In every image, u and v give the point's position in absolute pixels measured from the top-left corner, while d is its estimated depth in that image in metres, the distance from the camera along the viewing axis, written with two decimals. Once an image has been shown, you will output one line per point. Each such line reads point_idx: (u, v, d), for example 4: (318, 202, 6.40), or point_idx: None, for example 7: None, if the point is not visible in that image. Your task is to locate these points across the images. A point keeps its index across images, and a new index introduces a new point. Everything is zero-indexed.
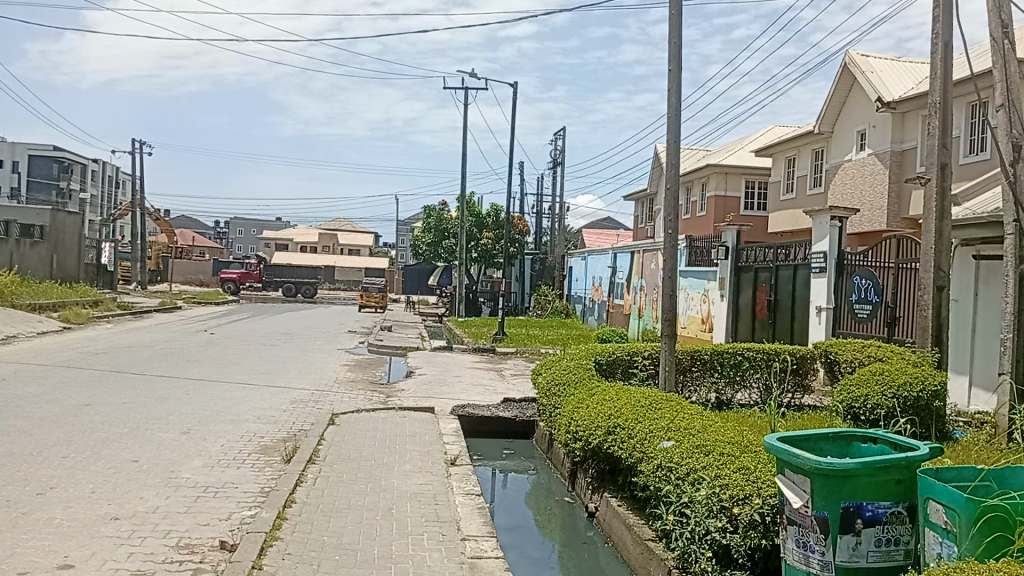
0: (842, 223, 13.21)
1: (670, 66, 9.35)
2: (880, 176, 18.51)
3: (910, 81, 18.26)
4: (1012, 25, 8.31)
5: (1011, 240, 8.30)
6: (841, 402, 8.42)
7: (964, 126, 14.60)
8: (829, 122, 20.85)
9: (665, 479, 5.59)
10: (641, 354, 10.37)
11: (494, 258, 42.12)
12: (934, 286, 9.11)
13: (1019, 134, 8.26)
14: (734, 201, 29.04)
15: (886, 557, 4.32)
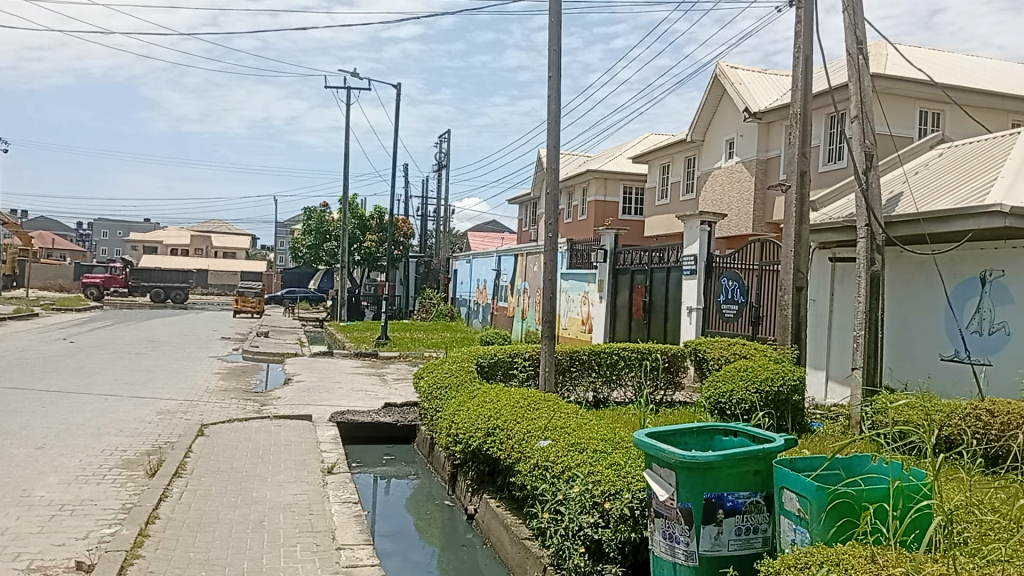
0: (711, 227, 13.82)
1: (550, 72, 9.51)
2: (745, 183, 19.53)
3: (774, 93, 19.37)
4: (866, 43, 8.97)
5: (862, 243, 8.93)
6: (709, 398, 8.87)
7: (823, 135, 15.61)
8: (701, 130, 21.84)
9: (542, 479, 5.68)
10: (522, 356, 10.49)
11: (378, 261, 41.55)
12: (793, 287, 9.70)
13: (871, 145, 8.87)
14: (612, 205, 29.90)
15: (746, 545, 4.53)
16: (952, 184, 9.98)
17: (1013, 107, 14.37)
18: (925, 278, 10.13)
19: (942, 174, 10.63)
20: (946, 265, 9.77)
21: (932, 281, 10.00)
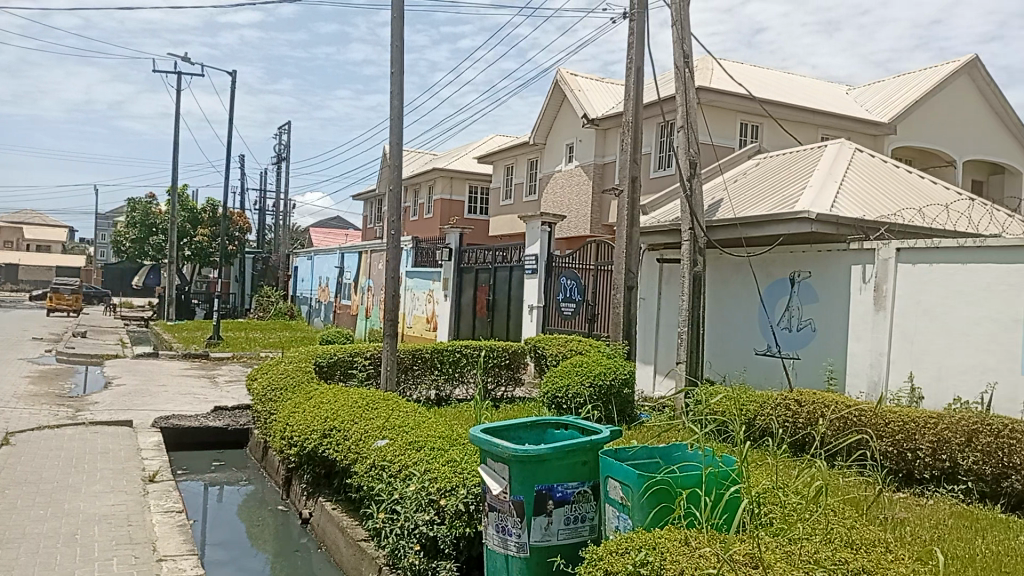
0: (550, 228, 14.26)
1: (392, 69, 9.44)
2: (584, 186, 20.31)
3: (611, 101, 20.26)
4: (692, 57, 9.59)
5: (688, 246, 9.57)
6: (547, 393, 9.18)
7: (654, 144, 16.51)
8: (543, 134, 22.50)
9: (378, 479, 5.64)
10: (362, 355, 10.35)
11: (211, 256, 39.38)
12: (625, 286, 10.22)
13: (695, 153, 9.49)
14: (458, 204, 30.11)
15: (574, 533, 4.72)
16: (766, 192, 10.89)
17: (820, 122, 15.87)
18: (742, 279, 10.98)
19: (757, 182, 11.56)
20: (760, 267, 10.64)
21: (748, 282, 10.86)
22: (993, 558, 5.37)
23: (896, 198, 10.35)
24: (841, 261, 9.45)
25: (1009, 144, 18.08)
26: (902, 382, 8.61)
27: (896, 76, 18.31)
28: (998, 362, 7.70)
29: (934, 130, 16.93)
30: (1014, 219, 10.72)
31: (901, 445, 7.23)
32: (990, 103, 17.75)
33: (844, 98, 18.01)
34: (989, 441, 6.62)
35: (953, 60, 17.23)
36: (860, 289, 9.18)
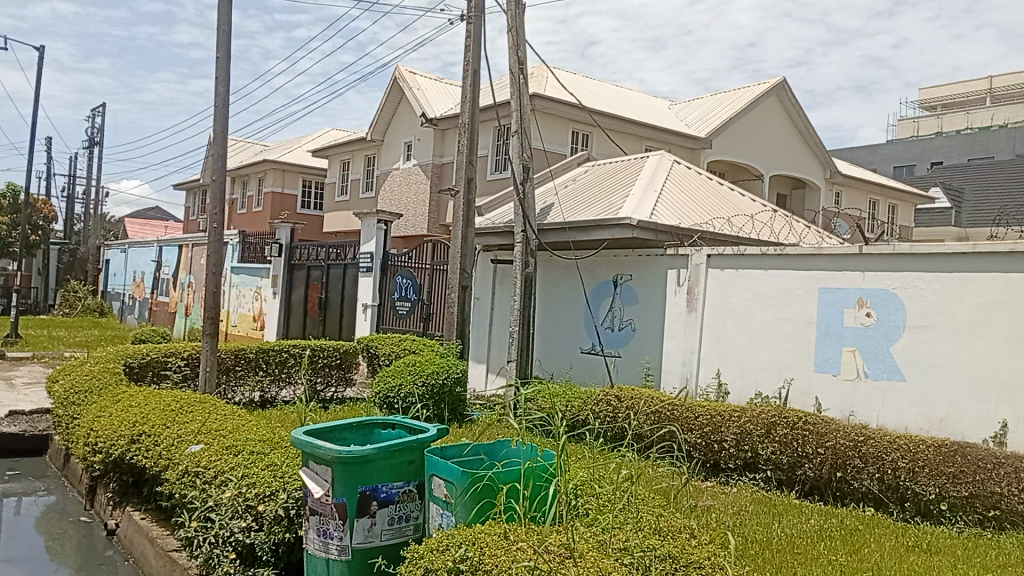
0: (386, 226, 14.13)
1: (219, 54, 8.97)
2: (421, 185, 20.30)
3: (449, 101, 20.38)
4: (526, 64, 9.86)
5: (520, 247, 9.83)
6: (378, 393, 9.10)
7: (491, 146, 16.79)
8: (380, 131, 22.26)
9: (191, 485, 5.34)
10: (179, 355, 9.76)
11: (7, 246, 35.50)
12: (459, 286, 10.36)
13: (528, 157, 9.76)
14: (290, 198, 29.10)
15: (397, 533, 4.71)
16: (595, 197, 11.40)
17: (646, 134, 16.83)
18: (570, 280, 11.44)
19: (587, 188, 12.07)
20: (586, 268, 11.13)
21: (576, 283, 11.32)
22: (787, 540, 5.93)
23: (709, 208, 11.18)
24: (659, 265, 10.07)
25: (808, 161, 20.07)
26: (710, 378, 9.33)
27: (714, 93, 19.75)
28: (794, 359, 8.54)
29: (746, 147, 18.43)
30: (809, 229, 11.90)
31: (709, 437, 7.81)
32: (793, 123, 19.59)
33: (668, 112, 19.22)
34: (785, 432, 7.30)
35: (763, 81, 18.80)
36: (676, 291, 9.84)
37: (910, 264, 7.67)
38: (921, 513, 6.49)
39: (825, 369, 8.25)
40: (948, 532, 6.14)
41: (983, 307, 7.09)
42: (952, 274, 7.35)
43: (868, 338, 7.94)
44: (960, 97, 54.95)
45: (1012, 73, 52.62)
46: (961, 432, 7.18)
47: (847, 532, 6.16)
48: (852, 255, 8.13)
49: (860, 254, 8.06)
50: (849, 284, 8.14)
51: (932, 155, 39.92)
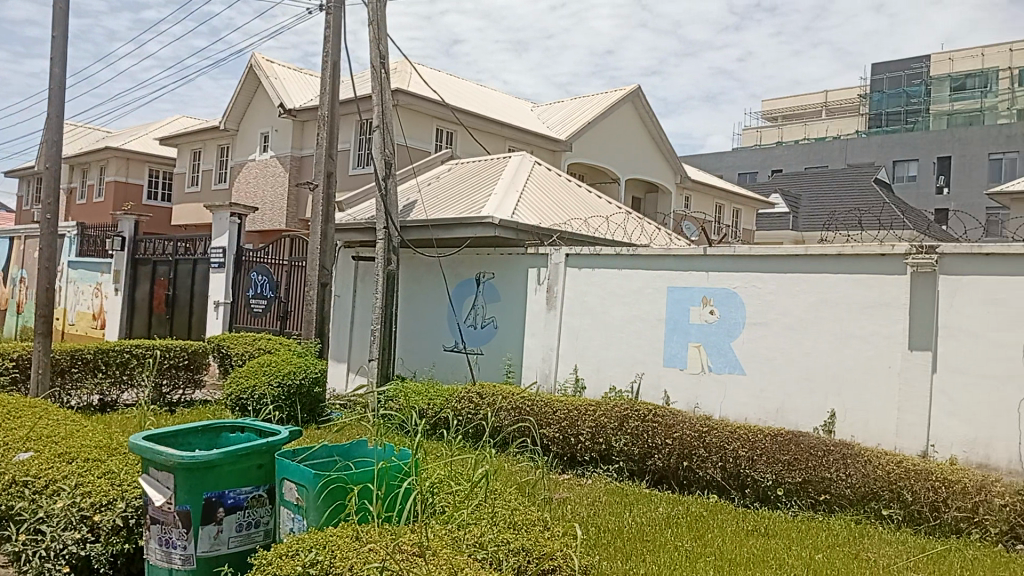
0: (240, 220, 13.53)
1: (53, 32, 8.27)
2: (279, 178, 19.61)
3: (309, 92, 19.79)
4: (388, 58, 9.73)
5: (381, 244, 9.71)
6: (230, 395, 8.69)
7: (353, 140, 16.47)
8: (235, 120, 21.28)
9: (18, 496, 4.88)
10: (6, 357, 8.93)
11: None
12: (318, 283, 10.13)
13: (389, 153, 9.65)
14: (135, 188, 27.28)
15: (246, 540, 4.52)
16: (458, 195, 11.44)
17: (509, 135, 17.07)
18: (432, 278, 11.42)
19: (449, 186, 12.09)
20: (449, 266, 11.15)
21: (438, 280, 11.32)
22: (637, 528, 6.21)
23: (568, 208, 11.50)
24: (520, 264, 10.25)
25: (660, 165, 21.08)
26: (568, 374, 9.61)
27: (574, 97, 20.33)
28: (645, 355, 8.94)
29: (604, 150, 19.10)
30: (660, 230, 12.50)
31: (566, 431, 8.03)
32: (647, 129, 20.49)
33: (530, 113, 19.59)
34: (637, 424, 7.63)
35: (620, 88, 19.54)
36: (536, 289, 10.05)
37: (749, 265, 8.23)
38: (759, 499, 6.95)
39: (673, 364, 8.69)
40: (783, 515, 6.62)
41: (812, 306, 7.75)
42: (786, 274, 7.96)
43: (712, 334, 8.44)
44: (798, 109, 59.51)
45: (843, 90, 57.58)
46: (795, 421, 7.79)
47: (693, 519, 6.52)
48: (697, 255, 8.62)
49: (705, 255, 8.56)
50: (695, 284, 8.62)
51: (773, 162, 42.98)
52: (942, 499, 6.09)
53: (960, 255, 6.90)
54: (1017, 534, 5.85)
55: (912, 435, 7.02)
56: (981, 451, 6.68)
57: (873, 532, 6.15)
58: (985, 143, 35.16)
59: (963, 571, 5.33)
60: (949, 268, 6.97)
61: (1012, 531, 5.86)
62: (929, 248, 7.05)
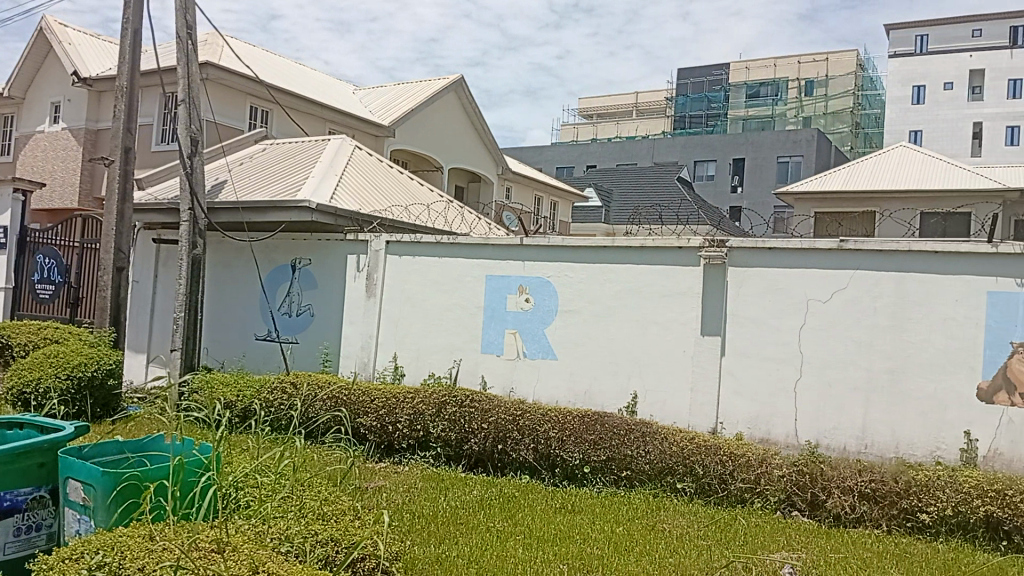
0: (25, 197, 12.18)
1: None
2: (71, 152, 17.82)
3: (107, 61, 18.12)
4: (196, 29, 9.14)
5: (185, 227, 9.13)
6: (10, 389, 7.83)
7: (157, 115, 15.31)
8: (20, 86, 19.12)
9: None
10: None
11: None
12: (114, 267, 9.40)
13: (196, 130, 9.07)
14: None
15: (25, 546, 4.11)
16: (271, 178, 10.99)
17: (328, 117, 16.63)
18: (243, 264, 10.90)
19: (262, 168, 11.59)
20: (261, 251, 10.69)
21: (250, 266, 10.82)
22: (451, 512, 6.30)
23: (388, 195, 11.39)
24: (338, 250, 10.02)
25: (482, 155, 21.43)
26: (387, 361, 9.56)
27: (397, 83, 20.15)
28: (463, 342, 9.08)
29: (428, 139, 19.10)
30: (479, 220, 12.70)
31: (384, 419, 7.97)
32: (469, 118, 20.71)
33: (352, 96, 19.17)
34: (454, 410, 7.75)
35: (443, 77, 19.60)
36: (354, 277, 9.88)
37: (562, 255, 8.60)
38: (567, 477, 7.30)
39: (490, 351, 8.89)
40: (589, 492, 6.98)
41: (618, 294, 8.22)
42: (595, 264, 8.39)
43: (527, 321, 8.73)
44: (612, 109, 62.60)
45: (653, 92, 61.30)
46: (601, 403, 8.23)
47: (504, 500, 6.72)
48: (515, 245, 8.87)
49: (522, 245, 8.82)
50: (512, 273, 8.88)
51: (588, 158, 44.84)
52: (729, 471, 6.69)
53: (747, 249, 7.62)
54: (792, 501, 6.51)
55: (703, 413, 7.67)
56: (763, 427, 7.44)
57: (669, 504, 6.65)
58: (775, 148, 38.79)
59: (744, 536, 5.89)
60: (738, 260, 7.67)
61: (787, 499, 6.52)
62: (720, 242, 7.72)
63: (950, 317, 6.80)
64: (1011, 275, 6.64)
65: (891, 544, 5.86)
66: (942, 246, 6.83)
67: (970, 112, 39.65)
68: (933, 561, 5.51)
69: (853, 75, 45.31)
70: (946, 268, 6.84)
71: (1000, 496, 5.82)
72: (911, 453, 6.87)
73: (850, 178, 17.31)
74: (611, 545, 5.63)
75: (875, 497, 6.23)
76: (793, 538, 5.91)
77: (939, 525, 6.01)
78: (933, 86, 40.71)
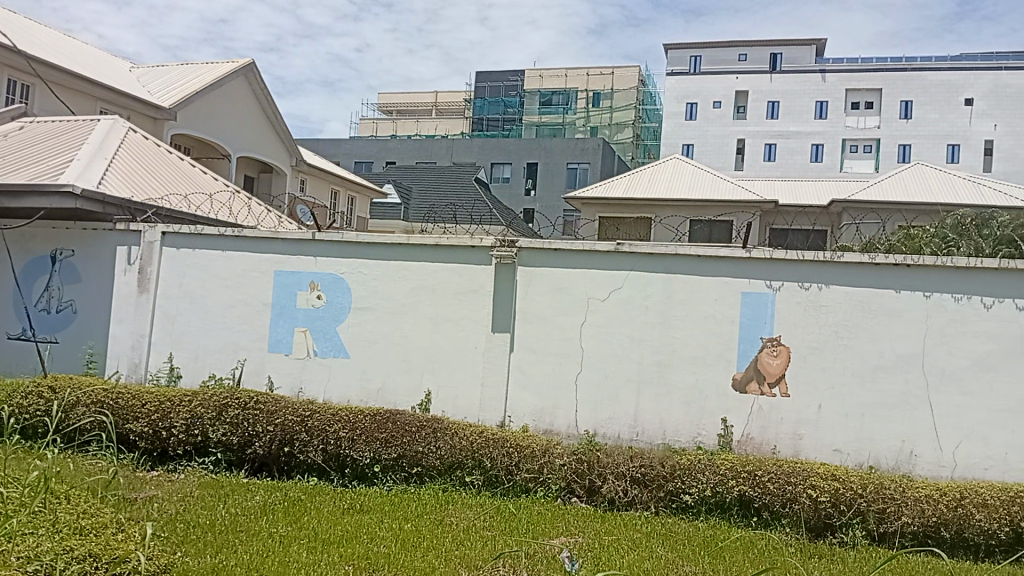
0: None
1: None
2: None
3: None
4: None
5: None
6: None
7: None
8: None
9: None
10: None
11: None
12: None
13: None
14: None
15: None
16: (28, 158, 9.80)
17: (99, 95, 15.14)
18: None
19: (17, 147, 10.30)
20: (14, 240, 9.50)
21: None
22: (231, 519, 5.98)
23: (166, 183, 10.59)
24: (107, 241, 9.13)
25: (273, 144, 20.59)
26: (162, 362, 8.89)
27: (180, 64, 18.80)
28: (249, 340, 8.66)
29: (214, 124, 17.99)
30: (268, 213, 12.17)
31: (157, 424, 7.40)
32: (261, 106, 19.80)
33: (129, 74, 17.60)
34: (237, 413, 7.38)
35: (233, 60, 18.58)
36: (126, 270, 9.06)
37: (356, 251, 8.47)
38: (357, 477, 7.19)
39: (277, 350, 8.57)
40: (378, 491, 6.93)
41: (412, 292, 8.24)
42: (388, 261, 8.34)
43: (317, 319, 8.52)
44: (412, 106, 62.48)
45: (452, 92, 62.03)
46: (393, 400, 8.21)
47: (289, 503, 6.49)
48: (306, 240, 8.60)
49: (314, 239, 8.57)
50: (302, 268, 8.61)
51: (387, 154, 44.24)
52: (515, 462, 6.95)
53: (535, 250, 7.96)
54: (571, 489, 6.89)
55: (492, 408, 7.91)
56: (546, 419, 7.82)
57: (457, 498, 6.77)
58: (565, 154, 40.87)
59: (527, 525, 6.14)
60: (527, 260, 7.99)
61: (567, 487, 6.89)
62: (511, 242, 7.99)
63: (711, 315, 7.53)
64: (762, 278, 7.47)
65: (658, 524, 6.37)
66: (703, 251, 7.53)
67: (734, 129, 44.14)
68: (694, 538, 6.06)
69: (636, 90, 48.75)
70: (708, 271, 7.56)
71: (751, 476, 6.49)
72: (676, 439, 7.54)
73: (632, 185, 18.63)
74: (398, 542, 5.64)
75: (645, 480, 6.74)
76: (571, 523, 6.26)
77: (699, 505, 6.61)
78: (704, 104, 44.71)
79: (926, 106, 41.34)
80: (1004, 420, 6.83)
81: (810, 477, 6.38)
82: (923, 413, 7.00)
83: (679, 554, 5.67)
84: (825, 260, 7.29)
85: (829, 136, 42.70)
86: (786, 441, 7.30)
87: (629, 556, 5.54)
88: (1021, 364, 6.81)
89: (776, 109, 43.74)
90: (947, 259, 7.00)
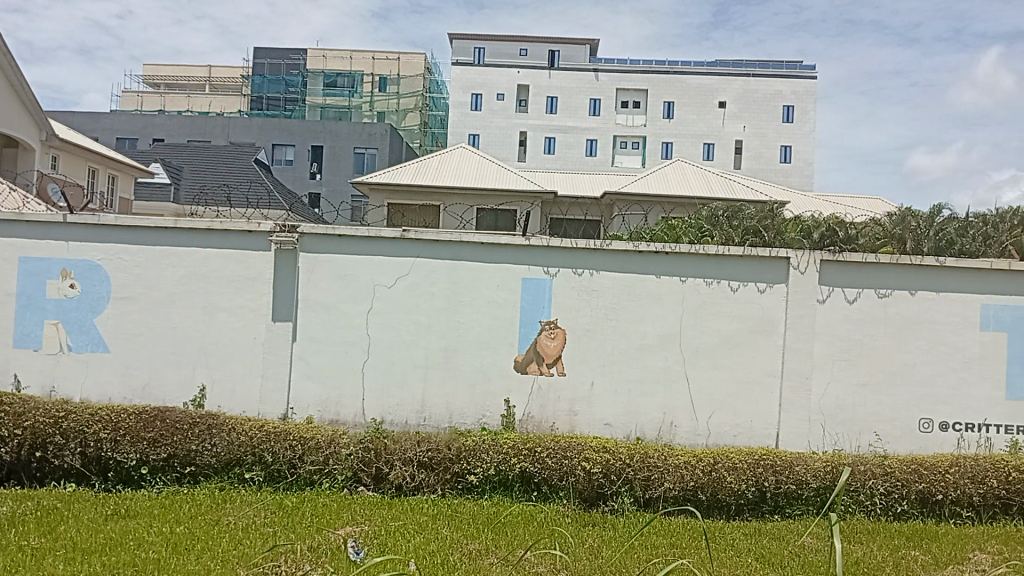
0: None
1: None
2: None
3: None
4: None
5: None
6: None
7: None
8: None
9: None
10: None
11: None
12: None
13: None
14: None
15: None
16: None
17: None
18: None
19: None
20: None
21: None
22: None
23: None
24: None
25: (20, 116, 18.24)
26: None
27: None
28: None
29: None
30: (11, 192, 10.73)
31: None
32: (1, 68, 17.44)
33: None
34: None
35: None
36: None
37: (116, 235, 7.73)
38: (123, 480, 6.61)
39: (24, 345, 7.66)
40: (147, 494, 6.42)
41: (182, 279, 7.68)
42: (153, 247, 7.71)
43: (71, 310, 7.70)
44: (183, 79, 57.81)
45: (228, 67, 58.15)
46: (161, 397, 7.64)
47: (43, 513, 5.81)
48: (57, 222, 7.73)
49: (66, 222, 7.72)
50: (52, 254, 7.73)
51: (155, 131, 40.68)
52: (298, 455, 6.74)
53: (318, 235, 7.73)
54: (358, 478, 6.81)
55: (273, 400, 7.63)
56: (332, 409, 7.67)
57: (235, 496, 6.44)
58: (351, 138, 40.06)
59: (311, 518, 6.00)
60: (309, 246, 7.75)
61: (354, 476, 6.81)
62: (291, 227, 7.70)
63: (493, 301, 7.77)
64: (540, 265, 7.82)
65: (445, 506, 6.50)
66: (485, 238, 7.74)
67: (517, 121, 45.67)
68: (478, 517, 6.25)
69: (422, 77, 48.74)
70: (490, 257, 7.79)
71: (531, 453, 6.81)
72: (462, 421, 7.73)
73: (420, 173, 18.64)
74: (170, 546, 5.27)
75: (432, 464, 6.84)
76: (357, 512, 6.20)
77: (483, 484, 6.83)
78: (488, 95, 45.67)
79: (687, 106, 45.52)
80: (748, 391, 7.75)
81: (585, 451, 6.81)
82: (682, 387, 7.76)
83: (463, 533, 5.82)
84: (597, 248, 7.80)
85: (603, 132, 45.73)
86: (563, 418, 7.75)
87: (414, 540, 5.60)
88: (761, 341, 7.75)
89: (555, 104, 45.91)
90: (700, 247, 7.77)
